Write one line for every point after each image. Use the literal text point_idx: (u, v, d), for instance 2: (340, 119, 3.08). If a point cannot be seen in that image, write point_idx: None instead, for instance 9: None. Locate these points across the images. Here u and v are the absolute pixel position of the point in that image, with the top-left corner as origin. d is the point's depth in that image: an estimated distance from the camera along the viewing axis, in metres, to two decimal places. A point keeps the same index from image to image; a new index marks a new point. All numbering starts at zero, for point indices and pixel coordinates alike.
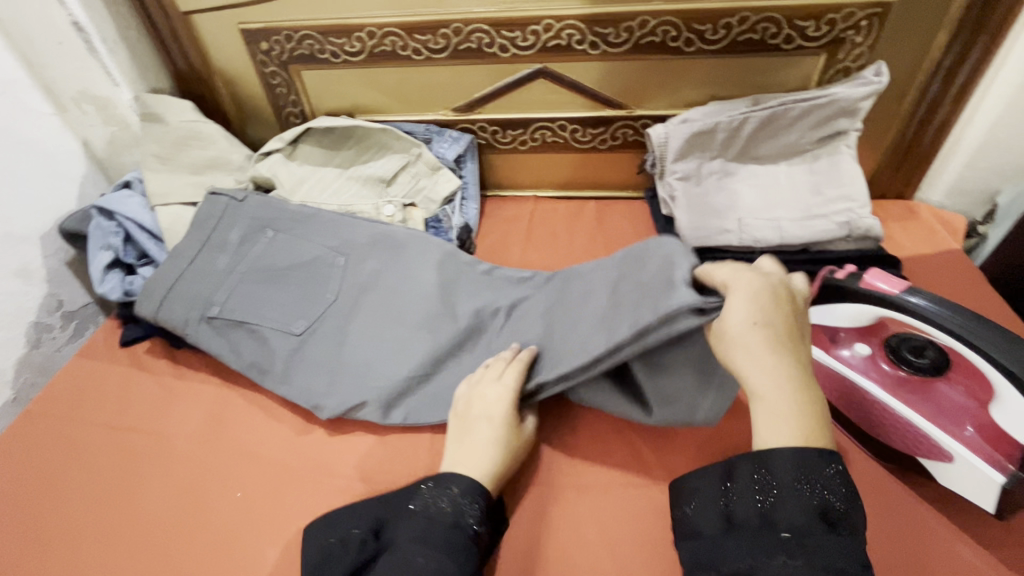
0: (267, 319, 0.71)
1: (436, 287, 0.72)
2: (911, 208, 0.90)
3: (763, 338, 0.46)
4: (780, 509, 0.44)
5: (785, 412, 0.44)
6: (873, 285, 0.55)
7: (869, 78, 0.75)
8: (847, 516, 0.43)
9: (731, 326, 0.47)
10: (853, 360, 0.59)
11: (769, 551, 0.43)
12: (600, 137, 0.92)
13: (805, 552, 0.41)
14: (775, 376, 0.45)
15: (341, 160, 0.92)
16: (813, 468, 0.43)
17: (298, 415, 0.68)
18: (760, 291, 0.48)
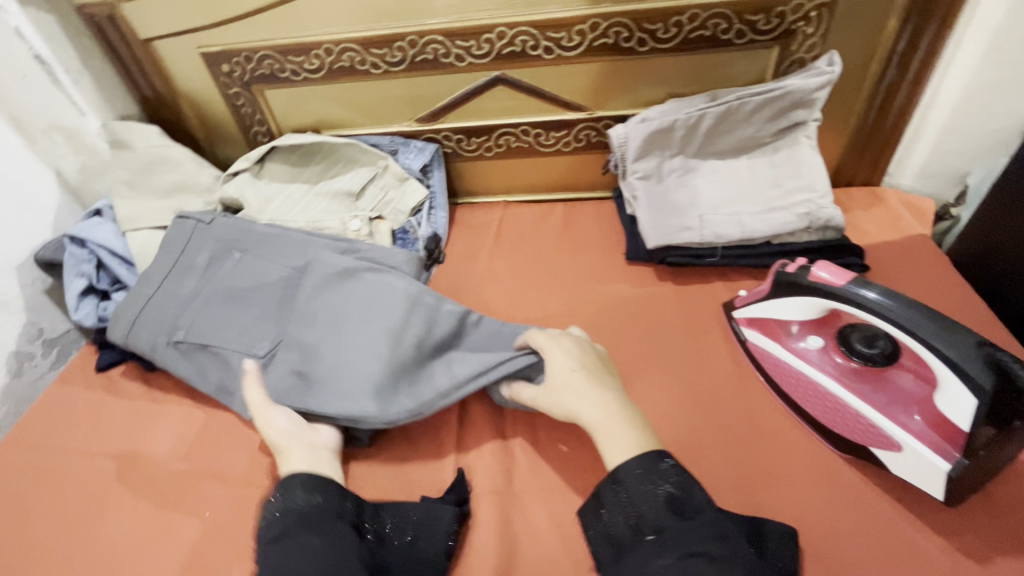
0: (230, 341, 0.71)
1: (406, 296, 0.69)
2: (878, 194, 0.90)
3: (580, 377, 0.56)
4: (645, 512, 0.45)
5: (615, 429, 0.52)
6: (818, 277, 0.55)
7: (822, 68, 0.75)
8: (691, 501, 0.46)
9: (553, 372, 0.57)
10: (806, 351, 0.60)
11: (642, 559, 0.43)
12: (563, 140, 0.92)
13: (667, 547, 0.43)
14: (601, 405, 0.53)
15: (308, 176, 0.93)
16: (652, 467, 0.48)
17: (266, 435, 0.69)
18: (562, 348, 0.59)
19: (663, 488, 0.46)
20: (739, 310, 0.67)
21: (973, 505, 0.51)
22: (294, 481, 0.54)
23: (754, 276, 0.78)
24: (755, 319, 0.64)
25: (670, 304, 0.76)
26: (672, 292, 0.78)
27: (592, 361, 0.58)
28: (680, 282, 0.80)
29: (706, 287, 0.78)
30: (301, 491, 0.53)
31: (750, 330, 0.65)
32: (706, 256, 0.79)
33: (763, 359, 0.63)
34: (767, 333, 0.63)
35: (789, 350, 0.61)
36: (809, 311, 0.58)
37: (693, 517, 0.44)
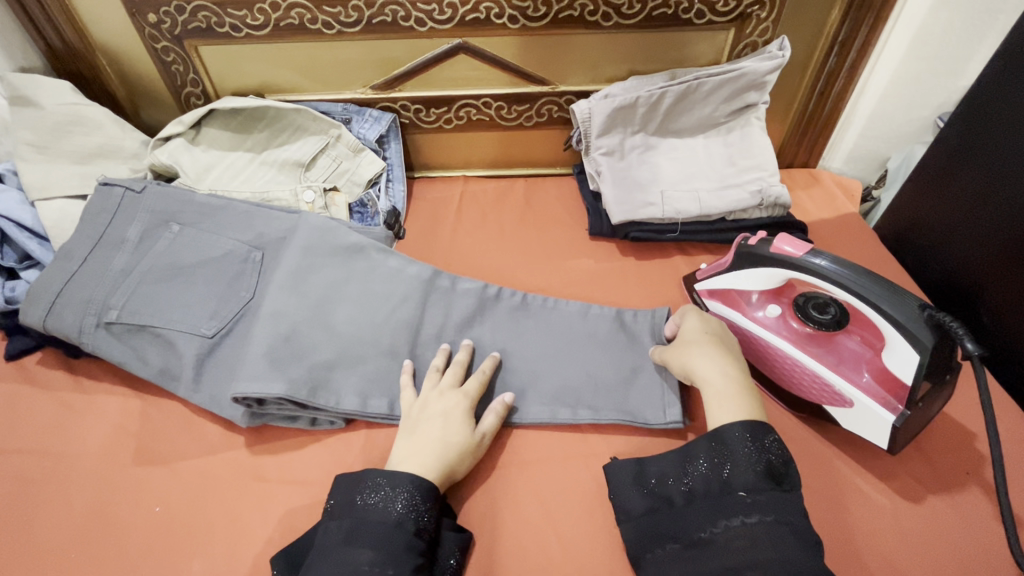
0: (174, 321, 0.65)
1: (419, 285, 0.71)
2: (815, 175, 0.97)
3: (725, 344, 0.60)
4: (736, 475, 0.49)
5: (734, 393, 0.54)
6: (781, 250, 0.58)
7: (773, 52, 0.79)
8: (788, 474, 0.49)
9: (704, 332, 0.61)
10: (764, 319, 0.63)
11: (727, 511, 0.48)
12: (526, 114, 0.91)
13: (759, 508, 0.47)
14: (719, 367, 0.57)
15: (251, 144, 0.86)
16: (759, 434, 0.50)
17: (218, 423, 0.63)
18: (721, 323, 0.63)
19: (752, 453, 0.49)
20: (700, 283, 0.70)
21: (908, 452, 0.58)
22: (406, 483, 0.51)
23: (709, 251, 0.82)
24: (716, 291, 0.68)
25: (633, 280, 0.79)
26: (634, 268, 0.80)
27: (731, 344, 0.60)
28: (642, 257, 0.82)
29: (666, 261, 0.81)
30: (402, 505, 0.50)
31: (712, 301, 0.68)
32: (667, 232, 0.81)
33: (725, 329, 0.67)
34: (728, 303, 0.66)
35: (744, 317, 0.64)
36: (765, 281, 0.62)
37: (789, 490, 0.48)
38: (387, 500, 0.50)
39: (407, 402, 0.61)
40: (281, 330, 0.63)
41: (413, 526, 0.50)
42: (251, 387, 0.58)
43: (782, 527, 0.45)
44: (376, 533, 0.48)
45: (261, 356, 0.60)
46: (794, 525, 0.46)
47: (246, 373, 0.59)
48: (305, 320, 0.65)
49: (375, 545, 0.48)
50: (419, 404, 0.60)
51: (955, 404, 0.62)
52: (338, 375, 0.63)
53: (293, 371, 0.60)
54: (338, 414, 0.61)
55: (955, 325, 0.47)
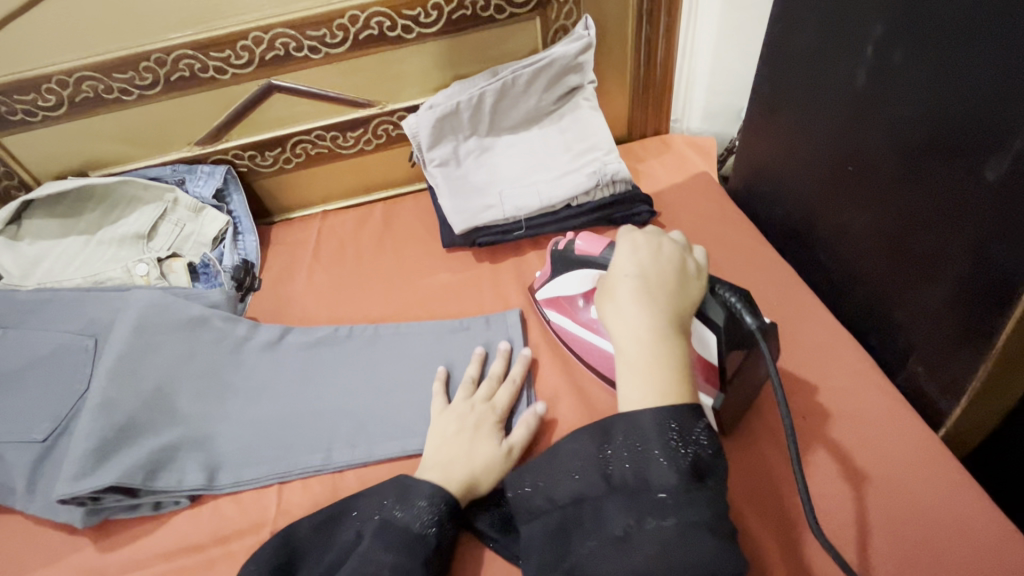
0: (1, 433, 0.63)
1: (263, 348, 0.71)
2: (667, 142, 0.97)
3: (660, 296, 0.50)
4: (650, 473, 0.44)
5: (645, 366, 0.48)
6: (581, 245, 0.61)
7: (579, 33, 0.79)
8: (714, 469, 0.45)
9: (633, 274, 0.52)
10: (590, 321, 0.65)
11: (645, 514, 0.44)
12: (363, 139, 0.89)
13: (676, 511, 0.43)
14: (639, 330, 0.49)
15: (83, 227, 0.83)
16: (683, 423, 0.45)
17: (58, 530, 0.60)
18: (673, 271, 0.52)
19: (685, 456, 0.44)
20: (539, 292, 0.72)
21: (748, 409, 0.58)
22: (429, 494, 0.52)
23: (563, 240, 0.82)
24: (550, 298, 0.69)
25: (488, 286, 0.78)
26: (489, 273, 0.80)
27: (678, 288, 0.51)
28: (497, 260, 0.81)
29: (521, 259, 0.81)
30: (424, 517, 0.51)
31: (551, 312, 0.70)
32: (514, 231, 0.80)
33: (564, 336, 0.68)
34: (564, 311, 0.68)
35: (573, 319, 0.67)
36: (581, 285, 0.63)
37: (712, 488, 0.44)
38: (411, 512, 0.51)
39: (437, 409, 0.62)
40: (114, 422, 0.59)
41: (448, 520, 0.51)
42: (78, 482, 0.55)
43: (689, 534, 0.42)
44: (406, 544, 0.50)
45: (88, 449, 0.57)
46: (711, 529, 0.42)
47: (69, 473, 0.56)
48: (143, 404, 0.62)
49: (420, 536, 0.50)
50: (449, 412, 0.61)
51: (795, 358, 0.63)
52: (177, 453, 0.61)
53: (128, 457, 0.58)
54: (181, 493, 0.59)
55: (737, 301, 0.53)
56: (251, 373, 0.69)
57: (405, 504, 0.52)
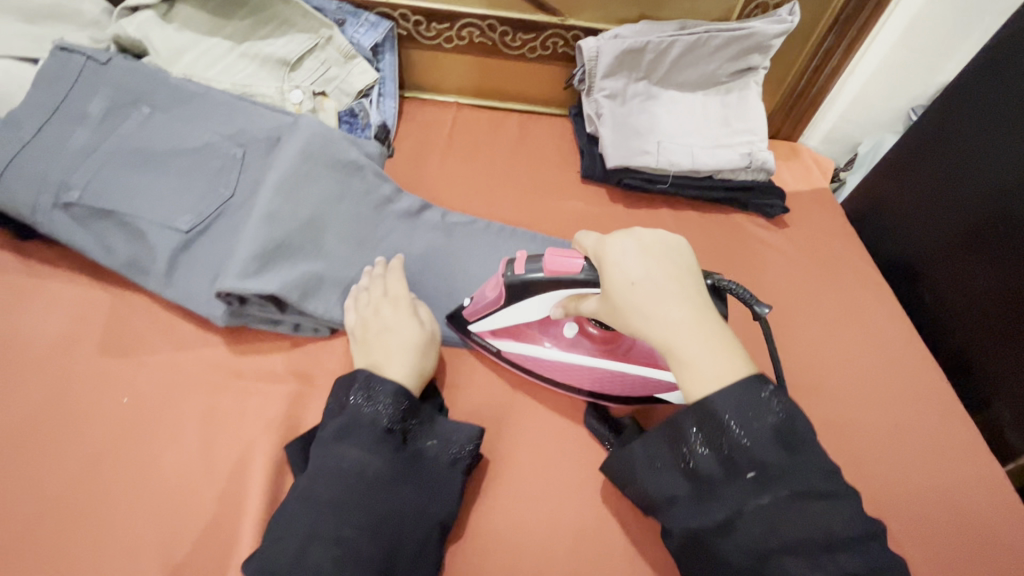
0: (144, 210, 0.61)
1: (406, 216, 0.70)
2: (796, 149, 1.00)
3: (680, 297, 0.45)
4: (744, 454, 0.41)
5: (700, 356, 0.43)
6: (555, 262, 0.51)
7: (783, 17, 0.79)
8: (798, 432, 0.42)
9: (639, 280, 0.45)
10: (561, 341, 0.60)
11: (743, 499, 0.41)
12: (530, 45, 0.87)
13: (776, 483, 0.41)
14: (680, 322, 0.44)
15: (231, 31, 0.78)
16: (752, 401, 0.42)
17: (190, 321, 0.60)
18: (672, 261, 0.47)
19: (772, 425, 0.41)
20: (470, 322, 0.61)
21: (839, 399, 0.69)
22: (458, 428, 0.53)
23: (694, 207, 0.86)
24: (498, 329, 0.60)
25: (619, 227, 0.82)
26: (622, 215, 0.83)
27: (688, 273, 0.47)
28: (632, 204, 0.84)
29: (651, 212, 0.84)
30: (447, 445, 0.52)
31: (501, 341, 0.61)
32: (658, 182, 0.83)
33: (529, 365, 0.61)
34: (519, 339, 0.61)
35: (533, 346, 0.60)
36: (545, 311, 0.56)
37: (803, 451, 0.42)
38: (375, 402, 0.51)
39: (348, 322, 0.59)
40: (275, 236, 0.59)
41: (380, 426, 0.50)
42: (241, 279, 0.55)
43: (807, 501, 0.40)
44: (368, 438, 0.49)
45: (255, 253, 0.57)
46: (823, 490, 0.41)
47: (233, 269, 0.55)
48: (299, 228, 0.61)
49: (364, 444, 0.48)
50: (361, 322, 0.58)
51: (866, 379, 0.71)
52: (324, 284, 0.61)
53: (286, 273, 0.58)
54: (325, 323, 0.60)
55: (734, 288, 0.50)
56: (390, 235, 0.69)
57: (438, 435, 0.52)
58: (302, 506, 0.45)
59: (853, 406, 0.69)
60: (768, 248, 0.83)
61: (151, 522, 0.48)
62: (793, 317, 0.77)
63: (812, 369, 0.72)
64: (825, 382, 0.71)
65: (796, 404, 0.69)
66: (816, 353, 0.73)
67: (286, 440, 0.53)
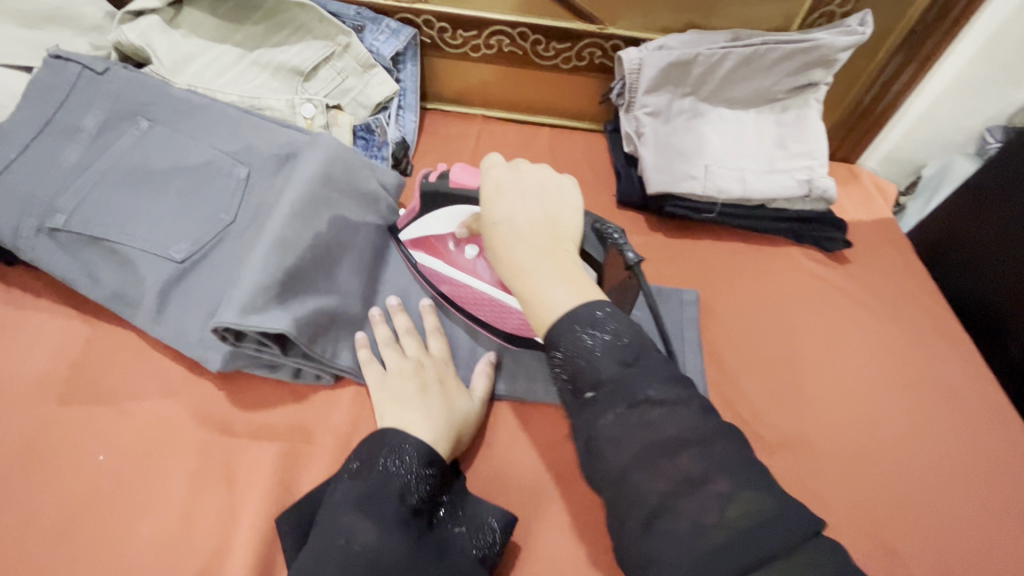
0: (136, 237, 0.55)
1: None
2: (854, 172, 0.91)
3: (536, 232, 0.43)
4: (582, 371, 0.38)
5: (541, 286, 0.41)
6: (458, 176, 0.52)
7: (854, 27, 0.70)
8: (633, 345, 0.39)
9: (500, 217, 0.44)
10: (462, 259, 0.58)
11: (589, 427, 0.38)
12: (564, 55, 0.80)
13: (612, 400, 0.37)
14: (526, 254, 0.42)
15: (242, 38, 0.72)
16: (587, 318, 0.39)
17: (181, 364, 0.54)
18: (544, 202, 0.45)
19: (602, 340, 0.38)
20: (401, 231, 0.61)
21: (911, 466, 0.60)
22: (491, 513, 0.47)
23: (742, 238, 0.77)
24: (416, 239, 0.60)
25: (658, 258, 0.74)
26: (662, 246, 0.76)
27: (556, 213, 0.45)
28: (673, 233, 0.77)
29: (694, 242, 0.76)
30: (477, 532, 0.45)
31: (417, 253, 0.61)
32: (704, 211, 0.75)
33: (432, 279, 0.60)
34: (429, 251, 0.60)
35: (441, 260, 0.59)
36: (450, 225, 0.56)
37: (642, 365, 0.38)
38: (403, 476, 0.44)
39: (375, 378, 0.53)
40: (285, 265, 0.52)
41: (407, 503, 0.43)
42: (245, 314, 0.48)
43: (642, 407, 0.36)
44: (392, 518, 0.42)
45: (260, 287, 0.50)
46: (658, 396, 0.37)
47: (236, 303, 0.49)
48: (311, 256, 0.55)
49: (383, 524, 0.41)
50: (393, 372, 0.52)
51: (946, 444, 0.62)
52: (334, 326, 0.54)
53: (295, 307, 0.52)
54: (330, 369, 0.53)
55: (614, 234, 0.50)
56: (406, 268, 0.63)
57: (468, 522, 0.46)
58: None
59: (931, 479, 0.60)
60: (828, 285, 0.74)
61: None
62: (858, 366, 0.67)
63: (883, 431, 0.62)
64: (899, 449, 0.61)
65: (867, 472, 0.59)
66: (886, 413, 0.64)
67: (280, 509, 0.47)
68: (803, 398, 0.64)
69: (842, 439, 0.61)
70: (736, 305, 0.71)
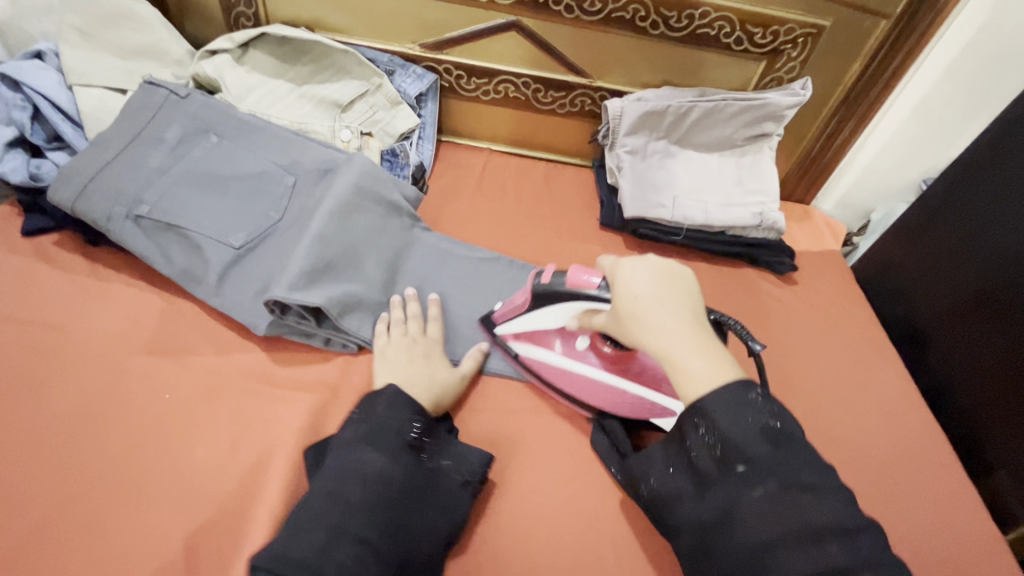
0: (203, 227, 0.67)
1: (434, 249, 0.77)
2: (808, 212, 1.05)
3: (680, 311, 0.51)
4: (737, 444, 0.45)
5: (688, 355, 0.48)
6: (577, 277, 0.59)
7: (796, 90, 0.85)
8: (785, 431, 0.45)
9: (643, 292, 0.52)
10: (573, 350, 0.65)
11: (737, 495, 0.44)
12: (560, 101, 0.95)
13: (764, 478, 0.44)
14: (672, 326, 0.49)
15: (294, 75, 0.88)
16: (738, 399, 0.45)
17: (233, 330, 0.66)
18: (677, 285, 0.53)
19: (756, 421, 0.45)
20: (501, 325, 0.68)
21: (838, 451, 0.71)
22: (473, 454, 0.56)
23: (706, 259, 0.90)
24: (520, 333, 0.67)
25: None
26: None
27: (687, 294, 0.53)
28: (646, 252, 0.90)
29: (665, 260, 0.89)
30: (462, 466, 0.55)
31: (520, 345, 0.68)
32: (672, 234, 0.88)
33: (540, 371, 0.67)
34: (536, 344, 0.67)
35: (547, 351, 0.66)
36: (562, 319, 0.63)
37: (790, 450, 0.45)
38: (400, 417, 0.55)
39: (379, 345, 0.64)
40: (323, 256, 0.65)
41: (403, 439, 0.54)
42: (291, 291, 0.60)
43: (793, 490, 0.43)
44: (391, 446, 0.53)
45: (302, 271, 0.62)
46: (809, 482, 0.43)
47: (284, 281, 0.61)
48: (342, 251, 0.67)
49: (388, 451, 0.52)
50: (394, 344, 0.64)
51: (870, 435, 0.73)
52: (359, 306, 0.66)
53: (328, 289, 0.64)
54: (354, 340, 0.65)
55: (733, 323, 0.55)
56: (419, 266, 0.75)
57: (453, 457, 0.56)
58: (320, 502, 0.49)
59: (855, 463, 0.70)
60: (777, 302, 0.87)
61: (181, 509, 0.52)
62: (799, 368, 0.79)
63: (817, 422, 0.74)
64: (830, 438, 0.72)
65: None
66: (821, 409, 0.75)
67: (309, 444, 0.57)
68: None
69: None
70: None
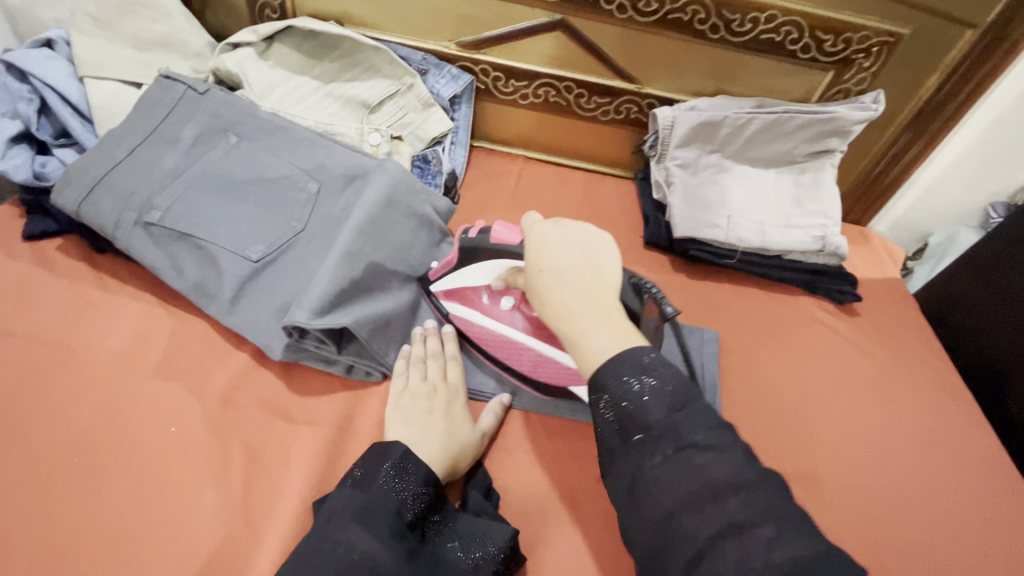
0: (219, 236, 0.61)
1: None
2: (866, 234, 0.96)
3: (585, 282, 0.46)
4: (637, 416, 0.41)
5: (586, 331, 0.44)
6: (500, 232, 0.55)
7: (867, 104, 0.77)
8: (678, 393, 0.41)
9: (545, 265, 0.47)
10: (499, 310, 0.61)
11: (639, 468, 0.40)
12: (603, 108, 0.88)
13: (659, 444, 0.40)
14: (571, 297, 0.45)
15: (320, 72, 0.81)
16: (631, 366, 0.42)
17: (247, 352, 0.59)
18: (586, 253, 0.48)
19: (648, 385, 0.41)
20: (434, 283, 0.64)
21: (914, 508, 0.63)
22: (495, 532, 0.49)
23: (758, 284, 0.83)
24: (450, 289, 0.63)
25: (679, 296, 0.80)
26: (681, 285, 0.82)
27: (598, 262, 0.48)
28: (693, 275, 0.83)
29: (713, 284, 0.82)
30: (480, 548, 0.48)
31: (450, 303, 0.63)
32: (725, 257, 0.81)
33: (467, 330, 0.63)
34: (464, 302, 0.63)
35: (473, 309, 0.62)
36: (489, 276, 0.59)
37: (688, 410, 0.41)
38: (400, 491, 0.47)
39: (395, 389, 0.57)
40: (350, 274, 0.58)
41: (404, 519, 0.46)
42: (315, 316, 0.54)
43: (691, 453, 0.39)
44: (387, 529, 0.45)
45: (326, 291, 0.56)
46: (704, 443, 0.39)
47: (306, 303, 0.55)
48: (369, 269, 0.61)
49: (383, 536, 0.44)
50: (410, 392, 0.56)
51: (950, 490, 0.65)
52: (387, 330, 0.60)
53: (353, 310, 0.57)
54: (380, 367, 0.59)
55: (648, 285, 0.56)
56: None
57: (469, 540, 0.48)
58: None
59: (934, 522, 0.63)
60: (838, 334, 0.79)
61: (185, 564, 0.46)
62: (865, 410, 0.71)
63: (889, 473, 0.66)
64: (905, 492, 0.65)
65: (874, 509, 0.63)
66: (892, 457, 0.67)
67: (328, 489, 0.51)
68: (813, 436, 0.68)
69: (849, 476, 0.65)
70: (750, 346, 0.76)
